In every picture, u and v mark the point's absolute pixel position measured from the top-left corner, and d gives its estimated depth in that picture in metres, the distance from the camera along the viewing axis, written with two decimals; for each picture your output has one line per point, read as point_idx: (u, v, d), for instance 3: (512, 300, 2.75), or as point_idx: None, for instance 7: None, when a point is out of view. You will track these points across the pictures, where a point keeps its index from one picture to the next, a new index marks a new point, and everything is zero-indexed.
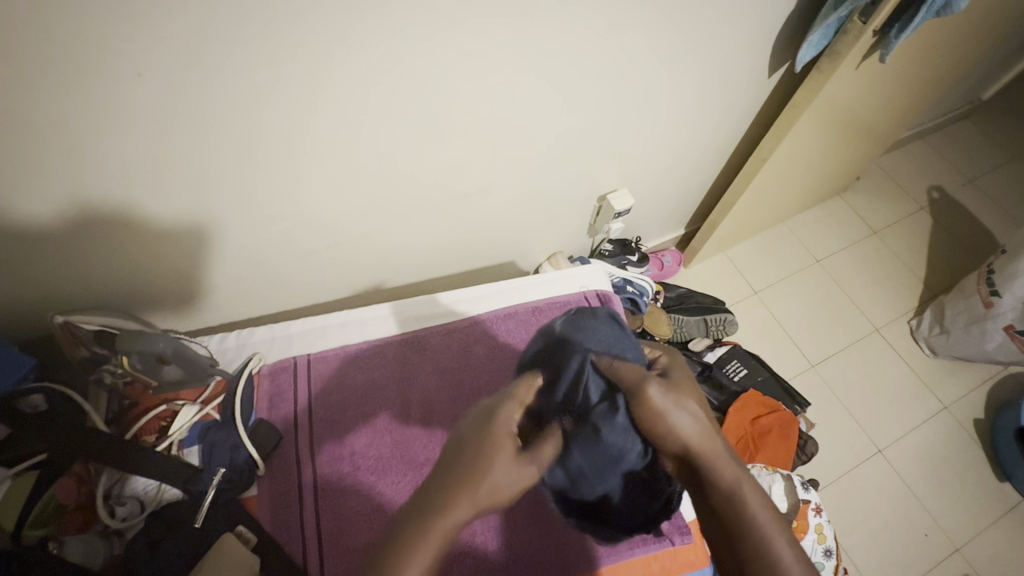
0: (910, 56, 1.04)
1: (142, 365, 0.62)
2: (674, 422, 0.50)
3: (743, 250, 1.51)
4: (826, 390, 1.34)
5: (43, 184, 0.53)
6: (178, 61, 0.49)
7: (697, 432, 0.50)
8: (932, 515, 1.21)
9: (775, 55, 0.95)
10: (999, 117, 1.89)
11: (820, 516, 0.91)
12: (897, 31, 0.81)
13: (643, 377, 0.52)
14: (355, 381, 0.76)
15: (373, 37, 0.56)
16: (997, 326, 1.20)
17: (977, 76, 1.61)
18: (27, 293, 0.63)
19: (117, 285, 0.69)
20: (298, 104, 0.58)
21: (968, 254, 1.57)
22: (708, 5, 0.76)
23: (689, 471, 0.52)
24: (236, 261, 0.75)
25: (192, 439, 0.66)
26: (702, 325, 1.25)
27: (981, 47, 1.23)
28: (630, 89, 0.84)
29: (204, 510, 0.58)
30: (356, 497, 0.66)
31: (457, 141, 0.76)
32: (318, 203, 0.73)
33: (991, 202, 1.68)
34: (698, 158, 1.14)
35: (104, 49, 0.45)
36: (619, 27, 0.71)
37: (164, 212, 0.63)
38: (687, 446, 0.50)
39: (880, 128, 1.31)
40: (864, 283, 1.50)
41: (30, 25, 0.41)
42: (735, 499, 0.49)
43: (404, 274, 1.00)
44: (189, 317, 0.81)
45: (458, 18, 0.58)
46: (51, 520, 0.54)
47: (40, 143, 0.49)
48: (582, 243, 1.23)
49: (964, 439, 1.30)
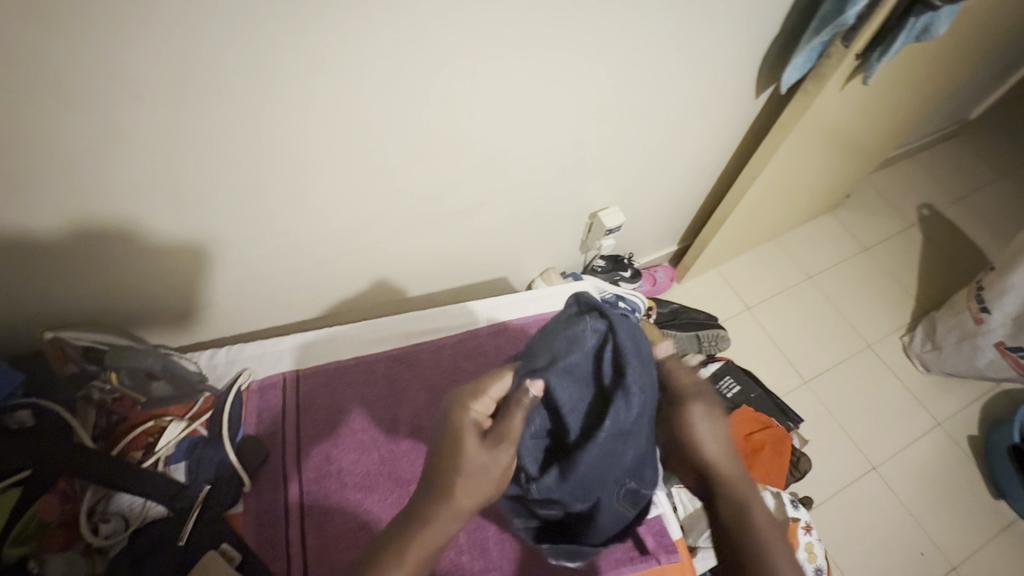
0: (894, 78, 1.06)
1: (131, 381, 0.63)
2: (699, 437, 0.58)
3: (736, 266, 1.53)
4: (819, 407, 1.34)
5: (35, 202, 0.54)
6: (173, 85, 0.50)
7: (720, 447, 0.57)
8: (927, 533, 1.20)
9: (762, 77, 0.97)
10: (987, 136, 1.92)
11: (810, 534, 0.90)
12: (878, 54, 0.84)
13: (689, 394, 0.60)
14: (344, 397, 0.76)
15: (365, 61, 0.57)
16: (988, 343, 1.21)
17: (963, 97, 1.65)
18: (17, 309, 0.64)
19: (108, 301, 0.69)
20: (291, 125, 0.60)
21: (959, 270, 1.58)
22: (694, 29, 0.78)
23: (705, 484, 0.58)
24: (229, 277, 0.76)
25: (179, 456, 0.65)
26: (696, 340, 1.26)
27: (965, 69, 1.26)
28: (619, 109, 0.86)
29: (189, 526, 0.59)
30: (343, 515, 0.66)
31: (449, 159, 0.77)
32: (309, 221, 0.74)
33: (981, 219, 1.70)
34: (688, 176, 1.16)
35: (100, 73, 0.46)
36: (607, 50, 0.73)
37: (166, 229, 0.64)
38: (710, 457, 0.57)
39: (868, 147, 1.33)
40: (856, 299, 1.51)
41: (26, 50, 0.43)
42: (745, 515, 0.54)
43: (397, 290, 1.01)
44: (180, 333, 0.82)
45: (447, 42, 0.60)
46: (32, 538, 0.54)
47: (33, 162, 0.50)
48: (575, 259, 1.24)
49: (959, 456, 1.30)
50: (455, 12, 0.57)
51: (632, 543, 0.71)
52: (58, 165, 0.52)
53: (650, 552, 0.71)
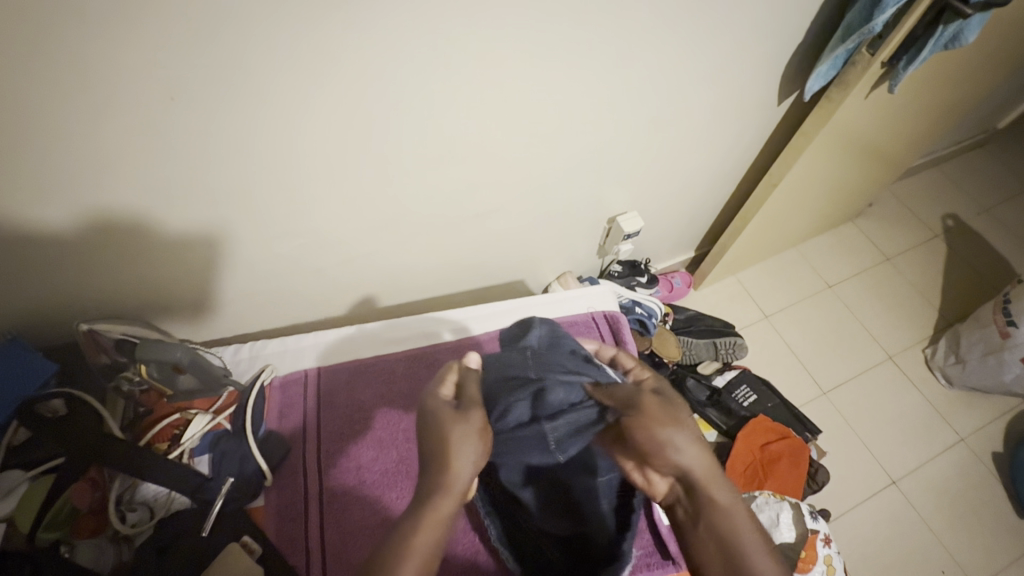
0: (921, 87, 1.05)
1: (159, 374, 0.65)
2: (672, 444, 0.49)
3: (754, 273, 1.51)
4: (838, 418, 1.32)
5: (75, 195, 0.56)
6: (210, 84, 0.52)
7: (703, 467, 0.48)
8: (948, 551, 1.17)
9: (784, 84, 0.97)
10: (1014, 145, 1.88)
11: (829, 547, 0.88)
12: (905, 63, 0.83)
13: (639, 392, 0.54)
14: (364, 394, 0.77)
15: (395, 65, 0.59)
16: (1014, 357, 1.18)
17: (991, 105, 1.62)
18: (53, 307, 0.67)
19: (140, 296, 0.72)
20: (320, 120, 0.61)
21: (984, 284, 1.55)
22: (716, 37, 0.79)
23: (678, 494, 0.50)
24: (254, 274, 0.78)
25: (203, 448, 0.67)
26: (711, 348, 1.24)
27: (995, 78, 1.24)
28: (639, 114, 0.86)
29: (212, 518, 0.60)
30: (361, 510, 0.67)
31: (470, 163, 0.78)
32: (338, 219, 0.76)
33: (1010, 232, 1.66)
34: (708, 182, 1.15)
35: (142, 75, 0.49)
36: (628, 57, 0.74)
37: (188, 218, 0.65)
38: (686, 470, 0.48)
39: (892, 156, 1.31)
40: (876, 310, 1.49)
41: (68, 47, 0.45)
42: (729, 534, 0.46)
43: (416, 290, 1.02)
44: (204, 328, 0.84)
45: (474, 48, 0.62)
46: (64, 524, 0.56)
47: (77, 163, 0.53)
48: (591, 264, 1.25)
49: (982, 473, 1.26)
50: (479, 12, 0.58)
51: (655, 548, 0.71)
52: (93, 158, 0.53)
53: (671, 556, 0.71)
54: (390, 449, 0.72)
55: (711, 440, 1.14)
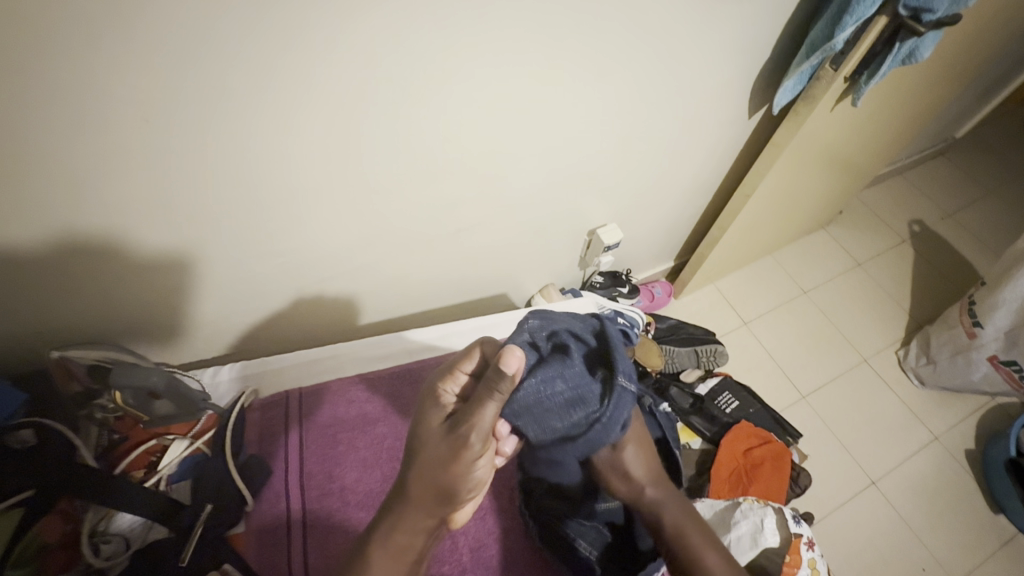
0: (883, 100, 1.10)
1: (134, 400, 0.62)
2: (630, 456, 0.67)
3: (732, 281, 1.55)
4: (818, 421, 1.34)
5: (37, 218, 0.54)
6: (187, 105, 0.52)
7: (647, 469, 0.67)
8: (927, 548, 1.20)
9: (754, 97, 1.00)
10: (972, 153, 1.97)
11: (812, 550, 0.88)
12: (866, 77, 0.87)
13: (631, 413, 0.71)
14: (347, 414, 0.77)
15: (373, 87, 0.60)
16: (982, 357, 1.22)
17: (949, 116, 1.69)
18: (18, 330, 0.65)
19: (112, 319, 0.70)
20: (299, 142, 0.61)
21: (950, 286, 1.60)
22: (685, 53, 0.81)
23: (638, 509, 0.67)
24: (232, 293, 0.77)
25: (180, 474, 0.66)
26: (693, 355, 1.27)
27: (950, 92, 1.30)
28: (615, 127, 0.88)
29: (191, 546, 0.58)
30: (345, 534, 0.66)
31: (451, 179, 0.79)
32: (318, 237, 0.76)
33: (971, 235, 1.73)
34: (684, 193, 1.18)
35: (115, 97, 0.48)
36: (606, 71, 0.76)
37: (155, 238, 0.63)
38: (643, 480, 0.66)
39: (858, 166, 1.36)
40: (851, 314, 1.53)
41: (28, 72, 0.43)
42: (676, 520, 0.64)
43: (399, 307, 1.01)
44: (181, 352, 0.82)
45: (454, 67, 0.63)
46: (33, 560, 0.53)
47: (38, 184, 0.51)
48: (574, 276, 1.26)
49: (957, 471, 1.30)
50: (457, 35, 0.60)
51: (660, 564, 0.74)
52: (55, 178, 0.52)
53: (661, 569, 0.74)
54: (376, 472, 0.72)
55: (695, 448, 1.14)
